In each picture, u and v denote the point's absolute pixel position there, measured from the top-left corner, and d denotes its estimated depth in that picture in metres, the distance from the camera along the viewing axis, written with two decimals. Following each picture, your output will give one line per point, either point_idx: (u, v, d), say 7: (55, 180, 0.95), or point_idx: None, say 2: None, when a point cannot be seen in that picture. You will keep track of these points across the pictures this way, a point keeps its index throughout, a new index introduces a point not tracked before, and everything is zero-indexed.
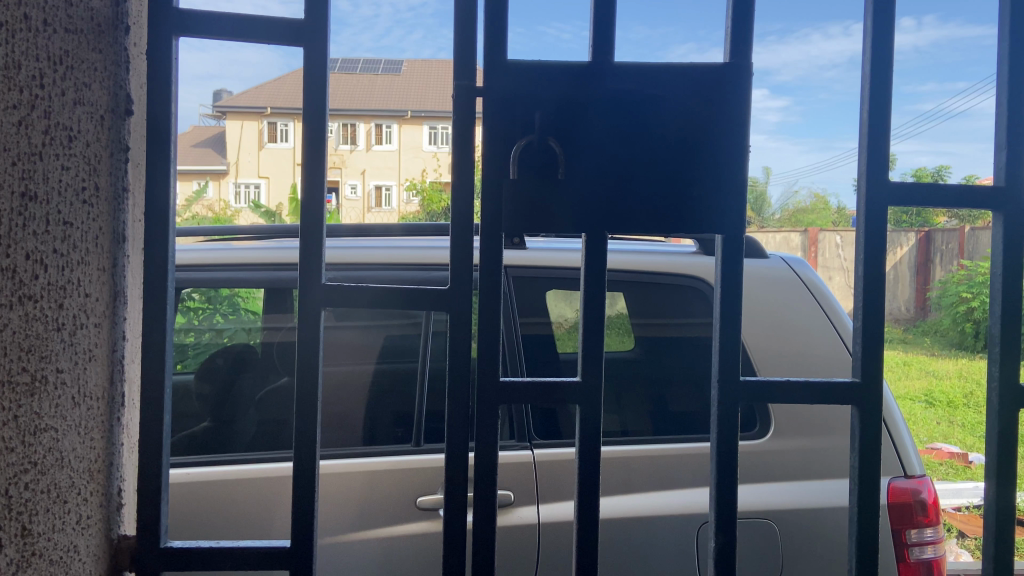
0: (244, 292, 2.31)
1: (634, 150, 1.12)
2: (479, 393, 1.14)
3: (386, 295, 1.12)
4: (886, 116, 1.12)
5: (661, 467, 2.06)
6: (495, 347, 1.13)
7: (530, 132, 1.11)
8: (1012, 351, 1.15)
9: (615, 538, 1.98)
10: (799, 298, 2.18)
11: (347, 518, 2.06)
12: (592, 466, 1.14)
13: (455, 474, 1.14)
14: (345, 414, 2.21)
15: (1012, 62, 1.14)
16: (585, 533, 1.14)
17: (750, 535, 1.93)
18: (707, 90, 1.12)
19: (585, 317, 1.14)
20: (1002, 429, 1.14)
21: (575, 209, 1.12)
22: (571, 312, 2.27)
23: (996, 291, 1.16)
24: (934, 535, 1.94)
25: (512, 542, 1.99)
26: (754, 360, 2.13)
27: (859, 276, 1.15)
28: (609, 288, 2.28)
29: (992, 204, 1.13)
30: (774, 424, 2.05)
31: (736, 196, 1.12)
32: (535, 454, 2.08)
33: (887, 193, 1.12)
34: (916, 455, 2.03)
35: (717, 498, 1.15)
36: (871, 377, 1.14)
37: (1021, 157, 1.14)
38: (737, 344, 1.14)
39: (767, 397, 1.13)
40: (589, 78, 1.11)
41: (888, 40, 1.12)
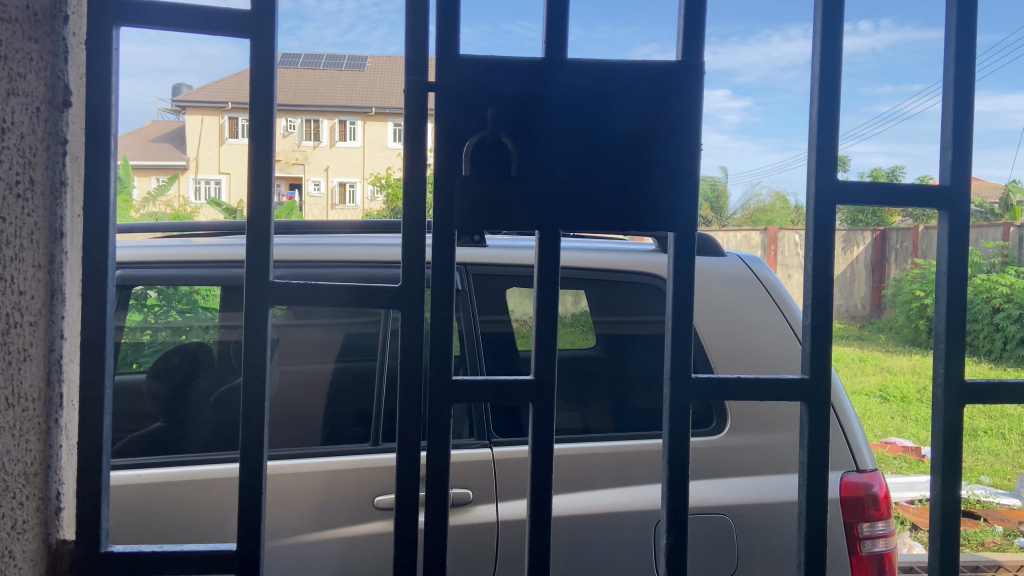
0: (203, 290, 2.26)
1: (589, 148, 1.11)
2: (432, 392, 1.12)
3: (336, 292, 1.10)
4: (834, 115, 1.14)
5: (619, 465, 2.07)
6: (448, 344, 1.12)
7: (483, 128, 1.10)
8: (957, 348, 1.17)
9: (573, 535, 1.98)
10: (755, 296, 2.20)
11: (304, 519, 2.03)
12: (544, 464, 1.14)
13: (407, 474, 1.12)
14: (303, 414, 2.19)
15: (958, 63, 1.16)
16: (537, 532, 1.14)
17: (707, 532, 1.95)
18: (660, 88, 1.12)
19: (539, 313, 1.13)
20: (947, 424, 1.16)
21: (529, 206, 1.11)
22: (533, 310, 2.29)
23: (942, 288, 1.17)
24: (886, 529, 1.97)
25: (470, 541, 1.98)
26: (712, 357, 2.15)
27: (808, 274, 1.16)
28: (571, 288, 2.29)
29: (937, 202, 1.15)
30: (730, 421, 2.07)
31: (689, 194, 1.13)
32: (494, 453, 2.07)
33: (837, 192, 1.13)
34: (868, 449, 2.06)
35: (669, 495, 1.15)
36: (819, 372, 1.15)
37: (966, 157, 1.15)
38: (688, 341, 1.15)
39: (719, 394, 1.14)
40: (543, 74, 1.10)
41: (837, 40, 1.14)
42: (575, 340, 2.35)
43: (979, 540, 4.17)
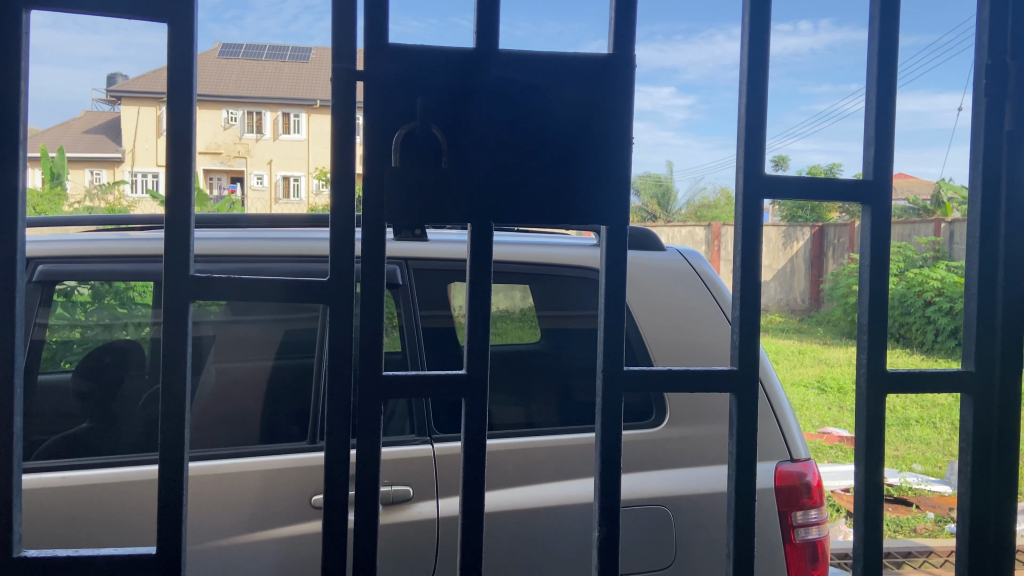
0: (140, 286, 2.20)
1: (521, 140, 1.10)
2: (362, 388, 1.10)
3: (261, 288, 1.07)
4: (761, 110, 1.15)
5: (559, 458, 2.07)
6: (379, 339, 1.10)
7: (412, 119, 1.08)
8: (879, 339, 1.19)
9: (514, 530, 1.97)
10: (692, 289, 2.23)
11: (238, 519, 1.98)
12: (476, 460, 1.13)
13: (336, 473, 1.10)
14: (238, 412, 2.13)
15: (880, 59, 1.18)
16: (470, 529, 1.13)
17: (646, 523, 1.97)
18: (592, 80, 1.11)
19: (471, 307, 1.12)
20: (870, 415, 1.18)
21: (460, 199, 1.09)
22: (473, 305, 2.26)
23: (865, 281, 1.20)
24: (819, 516, 2.02)
25: (410, 537, 1.96)
26: (651, 349, 2.17)
27: (736, 266, 1.17)
28: (515, 282, 2.29)
29: (860, 196, 1.18)
30: (669, 413, 2.09)
31: (620, 188, 1.13)
32: (434, 449, 2.05)
33: (764, 186, 1.15)
34: (801, 439, 2.11)
35: (602, 488, 1.16)
36: (748, 364, 1.17)
37: (888, 152, 1.18)
38: (620, 334, 1.15)
39: (650, 386, 1.15)
40: (474, 64, 1.09)
41: (763, 36, 1.15)
42: (523, 336, 2.36)
43: (911, 526, 4.31)
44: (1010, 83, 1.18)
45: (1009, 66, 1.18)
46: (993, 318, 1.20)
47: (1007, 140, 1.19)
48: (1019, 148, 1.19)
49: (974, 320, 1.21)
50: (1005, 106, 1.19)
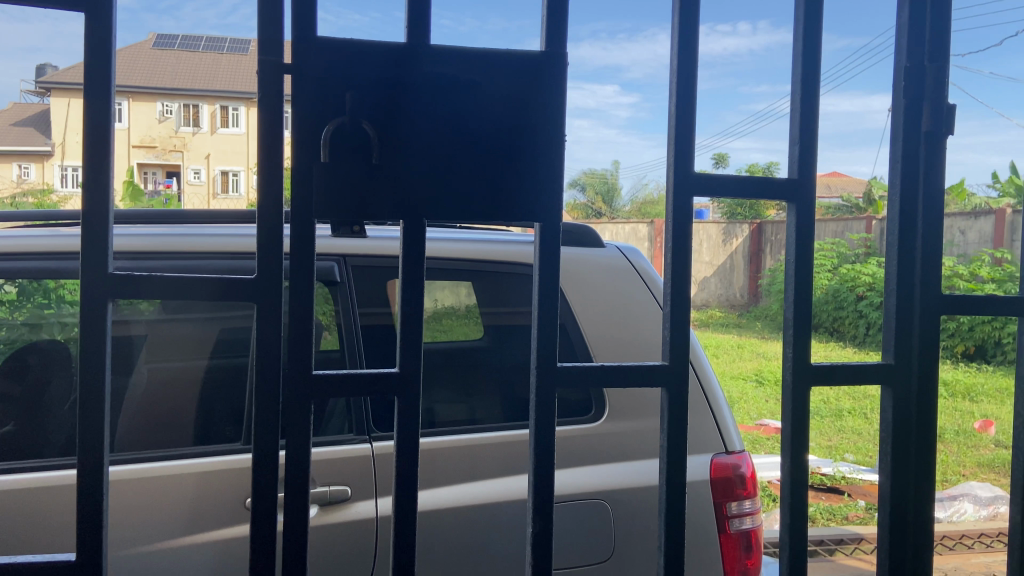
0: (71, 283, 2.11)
1: (454, 137, 1.09)
2: (291, 388, 1.09)
3: (184, 286, 1.04)
4: (690, 109, 1.17)
5: (498, 454, 2.07)
6: (309, 338, 1.08)
7: (341, 113, 1.06)
8: (805, 334, 1.22)
9: (453, 528, 1.96)
10: (630, 285, 2.26)
11: (168, 523, 1.93)
12: (409, 459, 1.11)
13: (263, 475, 1.08)
14: (169, 414, 2.07)
15: (804, 61, 1.20)
16: (403, 528, 1.12)
17: (584, 517, 1.98)
18: (524, 77, 1.11)
19: (404, 305, 1.10)
20: (796, 407, 1.21)
21: (392, 195, 1.08)
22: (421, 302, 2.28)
23: (791, 278, 1.22)
24: (752, 506, 2.07)
25: (347, 538, 1.93)
26: (591, 345, 2.19)
27: (667, 263, 1.19)
28: (455, 279, 2.29)
29: (786, 195, 1.20)
30: (608, 408, 2.11)
31: (553, 184, 1.13)
32: (373, 448, 2.03)
33: (693, 184, 1.17)
34: (736, 431, 2.16)
35: (535, 485, 1.16)
36: (679, 359, 1.18)
37: (813, 152, 1.21)
38: (554, 330, 1.15)
39: (583, 382, 1.15)
40: (405, 59, 1.07)
41: (692, 36, 1.17)
42: (467, 330, 2.35)
43: (843, 514, 4.44)
44: (928, 86, 1.22)
45: (927, 68, 1.22)
46: (912, 313, 1.24)
47: (925, 140, 1.23)
48: (936, 148, 1.23)
49: (893, 315, 1.25)
50: (922, 108, 1.22)
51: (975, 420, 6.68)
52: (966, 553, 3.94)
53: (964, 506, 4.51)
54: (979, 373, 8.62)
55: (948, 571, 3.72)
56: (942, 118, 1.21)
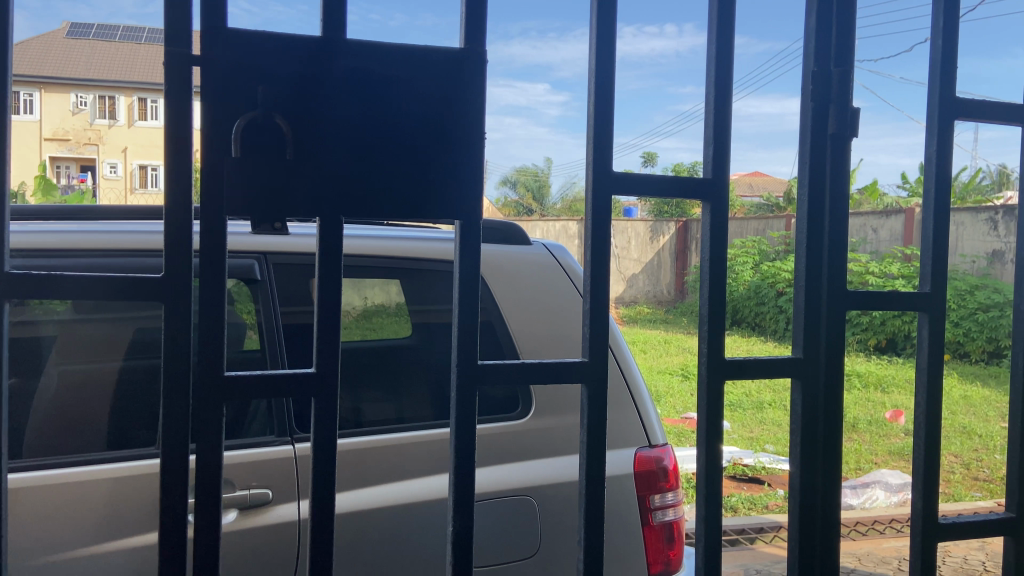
0: None
1: (373, 133, 1.07)
2: (201, 389, 1.05)
3: (88, 284, 0.99)
4: (608, 108, 1.18)
5: (424, 453, 2.05)
6: (221, 338, 1.05)
7: (253, 107, 1.03)
8: (718, 330, 1.25)
9: (379, 529, 1.93)
10: (557, 282, 2.27)
11: (77, 531, 1.84)
12: (327, 461, 1.09)
13: (172, 481, 1.05)
14: (78, 418, 1.98)
15: (718, 63, 1.23)
16: (320, 530, 1.10)
17: (511, 514, 1.99)
18: (444, 74, 1.10)
19: (321, 302, 1.08)
20: (710, 400, 1.24)
21: (307, 192, 1.05)
22: (355, 301, 2.32)
23: (705, 274, 1.25)
24: (674, 498, 2.11)
25: (268, 542, 1.88)
26: (518, 343, 2.19)
27: (587, 260, 1.20)
28: (385, 277, 2.27)
29: (702, 194, 1.22)
30: (534, 405, 2.13)
31: (473, 181, 1.12)
32: (296, 449, 1.99)
33: (612, 182, 1.18)
34: (659, 425, 2.20)
35: (456, 483, 1.16)
36: (597, 354, 1.20)
37: (725, 152, 1.24)
38: (475, 328, 1.15)
39: (503, 380, 1.15)
40: (321, 53, 1.05)
41: (610, 37, 1.18)
42: (400, 329, 2.39)
43: (763, 503, 4.57)
44: (833, 90, 1.27)
45: (833, 72, 1.27)
46: (820, 308, 1.29)
47: (831, 142, 1.28)
48: (842, 149, 1.28)
49: (802, 311, 1.30)
50: (828, 111, 1.27)
51: (886, 410, 7.00)
52: (877, 538, 4.12)
53: (875, 493, 4.71)
54: (891, 365, 9.02)
55: (861, 556, 3.88)
56: (847, 121, 1.26)
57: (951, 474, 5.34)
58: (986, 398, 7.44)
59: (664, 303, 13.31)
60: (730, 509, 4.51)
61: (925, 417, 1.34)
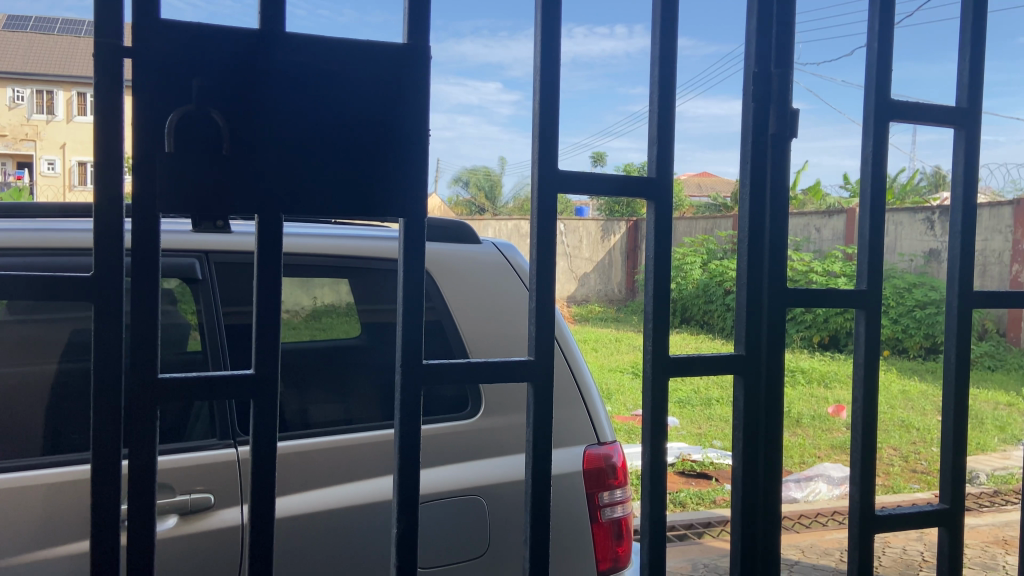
0: None
1: (314, 128, 1.05)
2: (133, 393, 1.02)
3: (12, 284, 0.96)
4: (553, 106, 1.18)
5: (372, 454, 2.02)
6: (154, 340, 1.02)
7: (186, 101, 1.00)
8: (663, 328, 1.26)
9: (325, 532, 1.90)
10: (506, 280, 2.26)
11: (6, 540, 1.76)
12: (267, 463, 1.07)
13: (103, 488, 1.01)
14: (7, 423, 1.90)
15: (662, 62, 1.24)
16: (259, 535, 1.07)
17: (459, 514, 1.97)
18: (386, 69, 1.08)
19: (259, 302, 1.05)
20: (654, 398, 1.25)
21: (244, 189, 1.02)
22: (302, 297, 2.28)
23: (650, 272, 1.26)
24: (623, 495, 2.13)
25: (210, 547, 1.83)
26: (467, 342, 2.17)
27: (533, 258, 1.19)
28: (335, 276, 2.24)
29: (646, 192, 1.23)
30: (483, 405, 2.12)
31: (417, 177, 1.10)
32: (239, 453, 1.95)
33: (557, 180, 1.17)
34: (607, 423, 2.21)
35: (400, 485, 1.14)
36: (543, 353, 1.19)
37: (669, 151, 1.24)
38: (419, 327, 1.13)
39: (448, 379, 1.14)
40: (259, 47, 1.02)
41: (555, 34, 1.18)
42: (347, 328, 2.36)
43: (711, 498, 4.64)
44: (774, 91, 1.29)
45: (773, 74, 1.29)
46: (761, 305, 1.31)
47: (772, 142, 1.30)
48: (782, 149, 1.30)
49: (744, 308, 1.31)
50: (769, 112, 1.29)
51: (828, 405, 7.18)
52: (820, 530, 4.22)
53: (818, 486, 4.83)
54: (834, 360, 9.25)
55: (804, 548, 3.97)
56: (787, 122, 1.28)
57: (890, 467, 5.50)
58: (923, 392, 7.69)
59: (614, 302, 13.44)
60: (678, 504, 4.57)
61: (862, 412, 1.37)
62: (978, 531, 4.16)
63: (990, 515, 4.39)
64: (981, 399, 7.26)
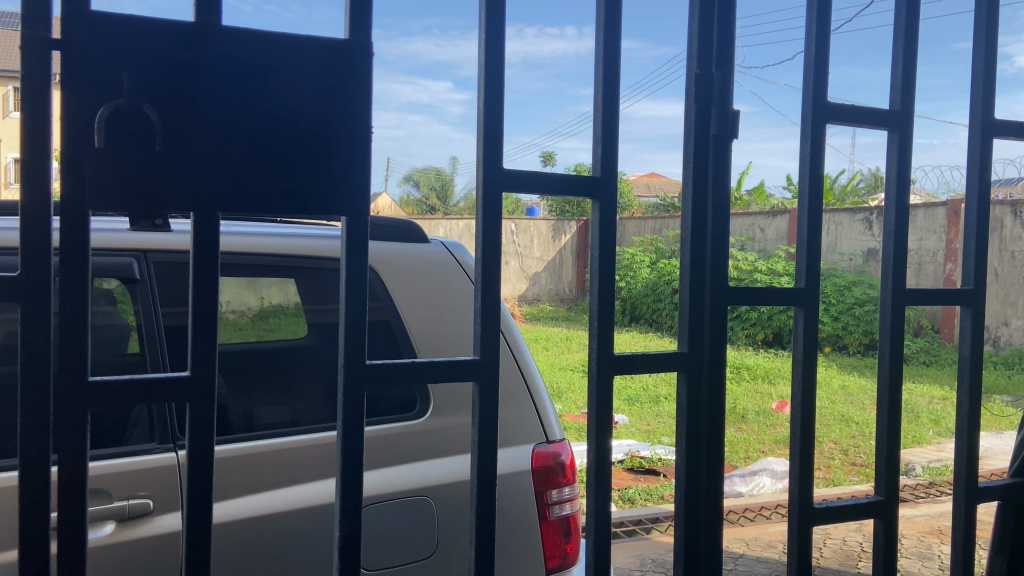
0: None
1: (251, 124, 1.03)
2: (61, 396, 0.98)
3: None
4: (498, 105, 1.18)
5: (317, 456, 1.98)
6: (83, 343, 0.98)
7: (117, 95, 0.97)
8: (608, 326, 1.26)
9: (268, 537, 1.86)
10: (454, 279, 2.25)
11: None
12: (204, 468, 1.04)
13: (31, 495, 0.97)
14: None
15: (606, 62, 1.25)
16: (196, 541, 1.04)
17: (407, 515, 1.95)
18: (326, 65, 1.06)
19: (196, 304, 1.03)
20: (599, 395, 1.25)
21: (178, 187, 1.00)
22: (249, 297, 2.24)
23: (595, 270, 1.27)
24: (571, 492, 2.14)
25: (147, 554, 1.78)
26: (415, 342, 2.16)
27: (477, 257, 1.19)
28: (282, 276, 2.20)
29: (591, 191, 1.23)
30: (430, 405, 2.10)
31: (358, 175, 1.09)
32: (178, 457, 1.89)
33: (502, 178, 1.17)
34: (556, 421, 2.21)
35: (343, 487, 1.12)
36: (488, 352, 1.19)
37: (614, 151, 1.25)
38: (363, 327, 1.11)
39: (391, 380, 1.13)
40: (194, 40, 1.00)
41: (499, 33, 1.18)
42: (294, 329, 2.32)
43: (659, 493, 4.70)
44: (715, 92, 1.31)
45: (714, 75, 1.31)
46: (704, 303, 1.32)
47: (713, 143, 1.31)
48: (723, 149, 1.32)
49: (687, 305, 1.33)
50: (710, 113, 1.31)
51: (772, 401, 7.34)
52: (764, 523, 4.31)
53: (762, 480, 4.93)
54: (777, 357, 9.46)
55: (749, 541, 4.04)
56: (727, 122, 1.30)
57: (831, 460, 5.65)
58: (862, 387, 7.91)
59: (564, 300, 13.53)
60: (627, 500, 4.61)
61: (801, 407, 1.40)
62: (914, 521, 4.30)
63: (926, 506, 4.54)
64: (917, 394, 7.51)
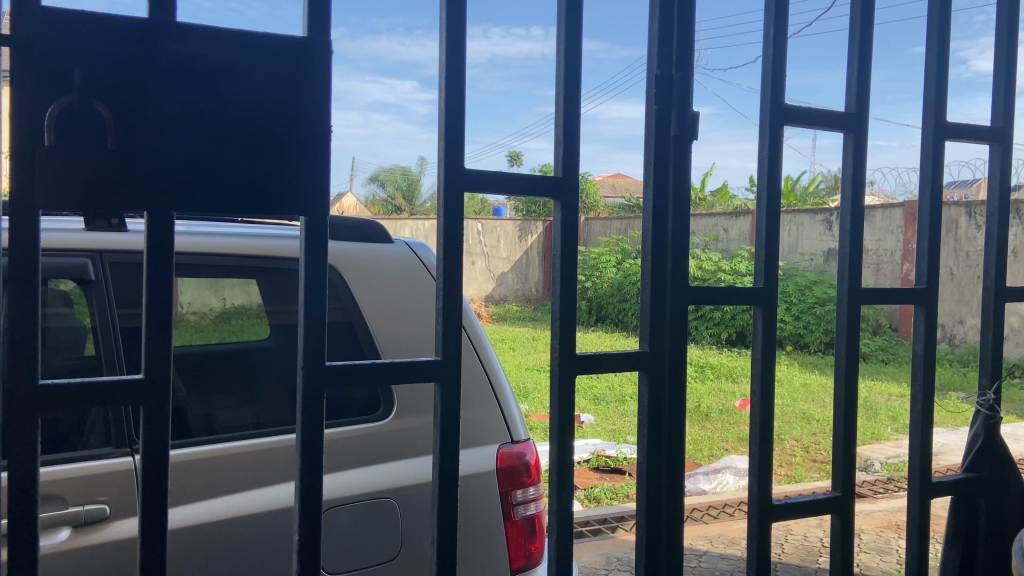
0: None
1: (207, 123, 1.01)
2: (9, 400, 0.95)
3: None
4: (459, 104, 1.17)
5: (279, 459, 1.96)
6: (33, 345, 0.96)
7: (68, 92, 0.95)
8: (570, 326, 1.27)
9: (228, 541, 1.84)
10: (418, 280, 2.24)
11: None
12: (159, 472, 1.02)
13: None
14: None
15: (567, 63, 1.25)
16: (151, 547, 1.02)
17: (371, 517, 1.94)
18: (284, 63, 1.05)
19: (150, 305, 1.01)
20: (561, 393, 1.26)
21: (131, 186, 0.98)
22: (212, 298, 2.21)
23: (557, 270, 1.27)
24: (536, 492, 2.14)
25: (103, 561, 1.74)
26: (378, 343, 2.14)
27: (438, 257, 1.19)
28: (242, 277, 2.17)
29: (552, 191, 1.24)
30: (394, 406, 2.09)
31: (317, 174, 1.08)
32: (136, 461, 1.86)
33: (462, 178, 1.17)
34: (520, 422, 2.22)
35: (303, 489, 1.11)
36: (450, 352, 1.19)
37: (575, 151, 1.26)
38: (323, 327, 1.10)
39: (351, 381, 1.12)
40: (148, 36, 0.98)
41: (460, 33, 1.18)
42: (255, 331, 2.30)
43: (625, 492, 4.73)
44: (675, 93, 1.32)
45: (674, 77, 1.32)
46: (665, 302, 1.34)
47: (673, 144, 1.33)
48: (684, 150, 1.33)
49: (648, 303, 1.34)
50: (671, 114, 1.32)
51: (736, 399, 7.43)
52: (728, 520, 4.36)
53: (726, 478, 4.99)
54: (741, 356, 9.58)
55: (713, 538, 4.09)
56: (688, 124, 1.32)
57: (793, 457, 5.74)
58: (823, 385, 8.05)
59: (530, 301, 13.56)
60: (593, 499, 4.63)
61: (760, 404, 1.42)
62: (873, 517, 4.39)
63: (885, 501, 4.63)
64: (876, 391, 7.66)
